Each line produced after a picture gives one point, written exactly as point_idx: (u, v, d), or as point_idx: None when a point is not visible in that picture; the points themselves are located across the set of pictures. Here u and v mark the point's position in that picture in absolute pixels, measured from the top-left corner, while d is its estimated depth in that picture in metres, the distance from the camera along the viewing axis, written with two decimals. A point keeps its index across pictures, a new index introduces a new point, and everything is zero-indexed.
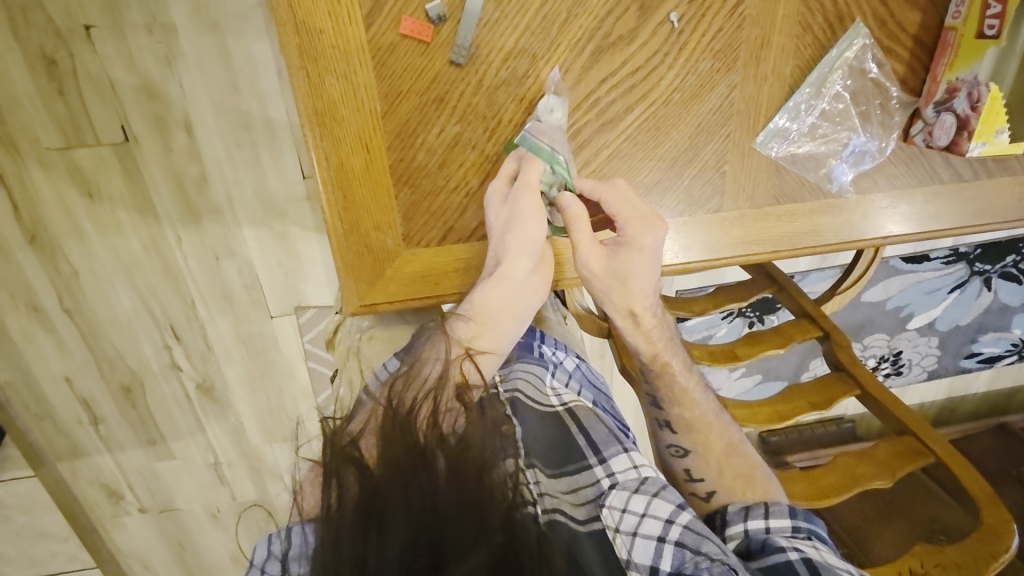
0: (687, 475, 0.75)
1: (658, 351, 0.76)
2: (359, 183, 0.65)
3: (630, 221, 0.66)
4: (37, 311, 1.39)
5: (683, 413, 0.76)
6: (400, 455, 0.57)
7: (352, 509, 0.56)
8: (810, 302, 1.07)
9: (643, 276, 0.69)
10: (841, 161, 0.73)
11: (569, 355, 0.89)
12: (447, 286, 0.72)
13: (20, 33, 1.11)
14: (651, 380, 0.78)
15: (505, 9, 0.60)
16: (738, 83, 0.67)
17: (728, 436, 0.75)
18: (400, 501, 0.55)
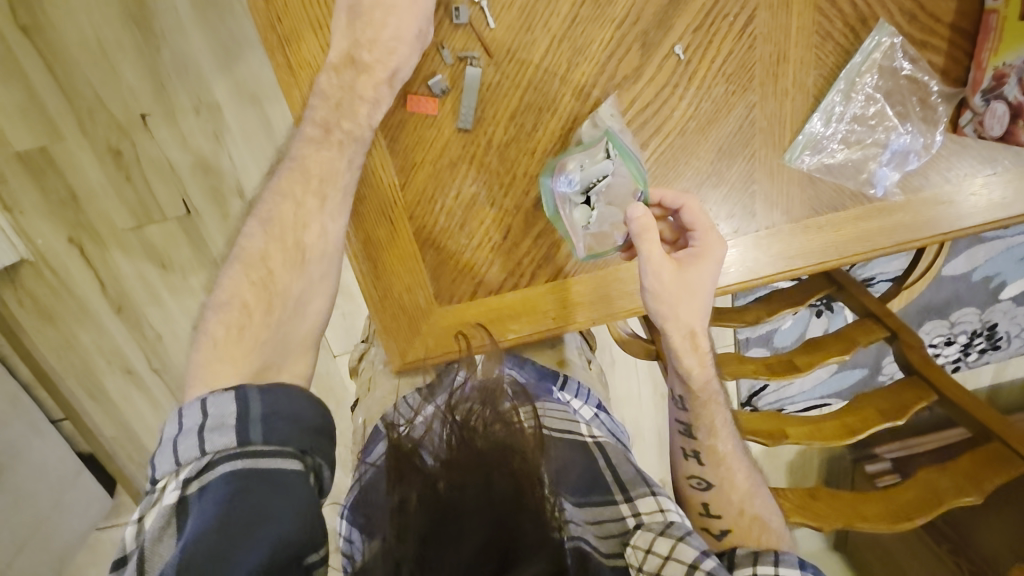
0: (704, 510, 0.72)
1: (707, 384, 0.70)
2: (387, 250, 0.67)
3: (704, 232, 0.65)
4: (131, 373, 1.49)
5: (713, 447, 0.72)
6: (468, 461, 0.57)
7: (417, 514, 0.54)
8: (873, 300, 0.99)
9: (706, 293, 0.66)
10: (882, 164, 0.69)
11: (587, 404, 0.80)
12: (483, 337, 0.72)
13: (88, 131, 1.23)
14: (688, 411, 0.72)
15: (505, 69, 0.60)
16: (756, 102, 0.65)
17: (755, 480, 0.71)
18: (467, 503, 0.54)
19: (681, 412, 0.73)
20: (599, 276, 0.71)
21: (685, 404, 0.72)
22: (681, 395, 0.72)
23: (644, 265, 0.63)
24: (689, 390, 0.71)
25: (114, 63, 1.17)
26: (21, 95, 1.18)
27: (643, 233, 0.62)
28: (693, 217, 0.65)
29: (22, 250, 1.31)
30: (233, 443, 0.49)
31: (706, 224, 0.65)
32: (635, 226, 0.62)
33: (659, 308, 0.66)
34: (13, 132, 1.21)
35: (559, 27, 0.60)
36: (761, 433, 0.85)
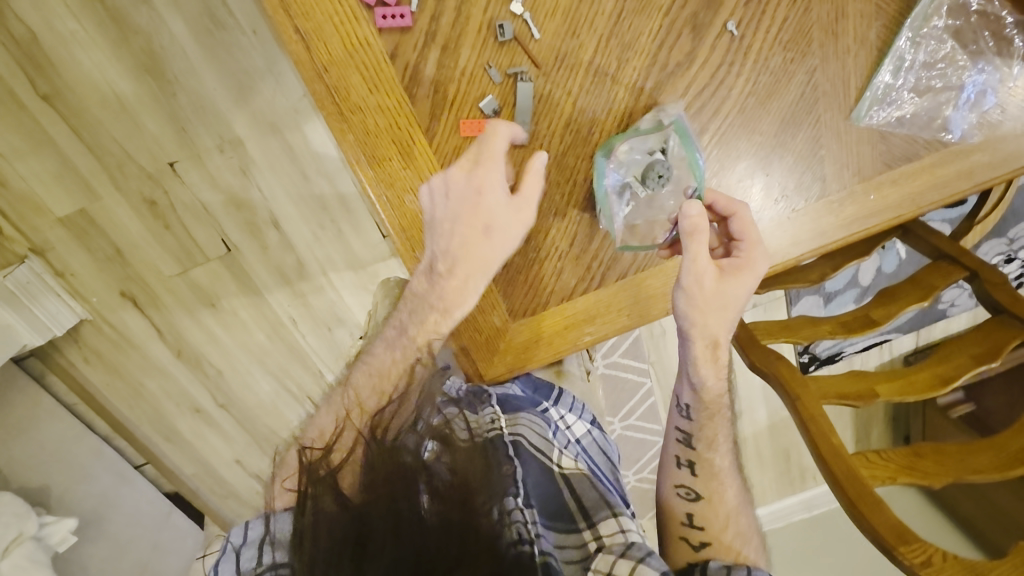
0: (687, 520, 0.76)
1: (718, 395, 0.75)
2: None
3: (750, 244, 0.65)
4: (200, 411, 1.50)
5: (711, 460, 0.77)
6: (381, 476, 0.57)
7: (326, 538, 0.54)
8: (946, 240, 0.95)
9: (740, 307, 0.65)
10: (957, 108, 0.66)
11: (580, 420, 0.90)
12: (562, 343, 0.71)
13: (122, 186, 1.23)
14: (692, 420, 0.77)
15: (555, 79, 0.60)
16: (817, 66, 0.63)
17: (740, 498, 0.77)
18: (376, 520, 0.54)
19: (683, 420, 0.78)
20: (645, 278, 0.69)
21: (692, 412, 0.77)
22: (688, 404, 0.76)
23: (687, 268, 0.62)
24: (700, 401, 0.76)
25: (136, 116, 1.18)
26: (53, 161, 1.19)
27: (693, 234, 0.61)
28: (743, 227, 0.65)
29: (80, 311, 1.32)
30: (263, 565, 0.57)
31: (755, 236, 0.64)
32: (687, 224, 0.61)
33: (690, 313, 0.64)
34: (51, 198, 1.21)
35: (606, 25, 0.59)
36: (851, 395, 0.83)
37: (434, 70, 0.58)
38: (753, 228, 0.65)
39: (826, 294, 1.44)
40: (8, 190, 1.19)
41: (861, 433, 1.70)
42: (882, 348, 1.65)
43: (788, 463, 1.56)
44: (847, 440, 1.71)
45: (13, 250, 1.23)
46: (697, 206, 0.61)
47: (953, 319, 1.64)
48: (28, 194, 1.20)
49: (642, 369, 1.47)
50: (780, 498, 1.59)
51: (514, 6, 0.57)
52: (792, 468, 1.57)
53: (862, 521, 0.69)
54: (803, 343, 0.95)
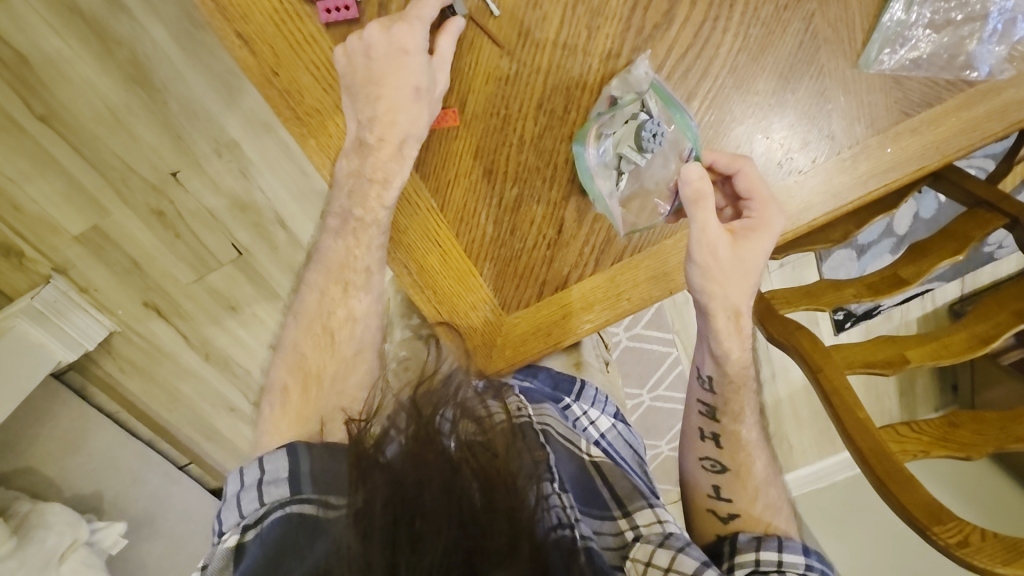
0: (713, 492, 0.74)
1: (743, 368, 0.69)
2: (442, 275, 0.62)
3: (761, 202, 0.59)
4: (234, 410, 1.49)
5: (737, 433, 0.73)
6: (431, 452, 0.52)
7: (382, 515, 0.47)
8: (980, 183, 0.88)
9: (758, 272, 0.61)
10: (983, 41, 0.59)
11: (605, 413, 0.87)
12: (561, 334, 0.65)
13: (128, 199, 1.23)
14: (716, 394, 0.72)
15: (520, 57, 0.55)
16: (816, 9, 0.56)
17: (770, 470, 0.74)
18: (433, 501, 0.48)
19: (707, 394, 0.72)
20: (646, 256, 0.63)
21: (715, 385, 0.71)
22: (711, 376, 0.71)
23: (697, 240, 0.57)
24: (723, 373, 0.70)
25: (131, 128, 1.17)
26: (61, 182, 1.18)
27: (698, 202, 0.55)
28: (749, 184, 0.59)
29: (108, 323, 1.32)
30: (286, 493, 0.56)
31: (764, 193, 0.59)
32: (689, 192, 0.54)
33: (706, 286, 0.60)
34: (63, 218, 1.21)
35: None
36: (880, 361, 0.77)
37: None
38: (761, 183, 0.59)
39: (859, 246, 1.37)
40: (23, 213, 1.19)
41: (905, 386, 1.64)
42: (924, 297, 1.56)
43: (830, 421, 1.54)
44: (891, 395, 1.64)
45: (36, 272, 1.23)
46: (697, 170, 0.54)
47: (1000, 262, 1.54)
48: (42, 217, 1.20)
49: (665, 340, 1.43)
50: (822, 457, 1.53)
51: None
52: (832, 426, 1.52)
53: (890, 499, 0.65)
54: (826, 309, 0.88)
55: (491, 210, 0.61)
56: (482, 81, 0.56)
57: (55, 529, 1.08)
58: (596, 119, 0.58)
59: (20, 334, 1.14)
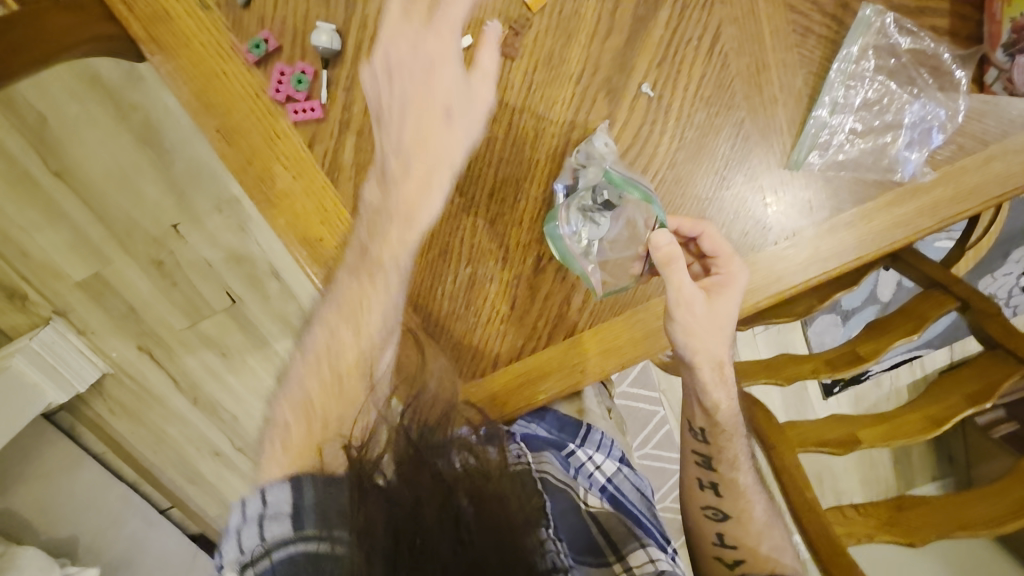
0: (716, 540, 0.75)
1: (733, 416, 0.73)
2: (402, 345, 0.63)
3: (726, 259, 0.60)
4: (219, 454, 1.50)
5: (734, 481, 0.75)
6: (423, 476, 0.51)
7: (383, 539, 0.47)
8: (935, 266, 0.91)
9: (732, 322, 0.63)
10: (902, 147, 0.60)
11: (611, 458, 0.89)
12: (517, 403, 0.65)
13: (130, 249, 1.29)
14: (709, 444, 0.74)
15: (473, 153, 0.59)
16: (745, 117, 0.59)
17: (771, 513, 0.75)
18: (432, 524, 0.48)
19: (700, 445, 0.75)
20: (623, 320, 0.64)
21: (707, 436, 0.74)
22: (703, 428, 0.74)
23: (674, 300, 0.59)
24: (712, 422, 0.73)
25: (137, 185, 1.25)
26: (68, 232, 1.25)
27: (669, 264, 0.57)
28: (714, 245, 0.60)
29: (102, 365, 1.36)
30: (289, 530, 0.49)
31: (729, 251, 0.60)
32: (658, 257, 0.57)
33: (688, 342, 0.62)
34: (69, 265, 1.28)
35: (517, 98, 0.57)
36: (832, 441, 0.79)
37: (353, 155, 0.57)
38: (725, 242, 0.61)
39: (844, 311, 1.42)
40: (30, 259, 1.26)
41: (897, 453, 1.61)
42: (913, 364, 1.59)
43: (820, 484, 1.57)
44: (884, 463, 1.62)
45: (37, 313, 1.29)
46: (666, 236, 0.57)
47: None
48: (47, 263, 1.27)
49: (653, 398, 1.45)
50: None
51: (322, 25, 0.52)
52: (824, 491, 1.57)
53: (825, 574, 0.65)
54: (785, 383, 0.90)
55: (450, 283, 0.64)
56: None
57: (26, 572, 1.09)
58: (560, 190, 0.60)
59: (16, 373, 1.19)
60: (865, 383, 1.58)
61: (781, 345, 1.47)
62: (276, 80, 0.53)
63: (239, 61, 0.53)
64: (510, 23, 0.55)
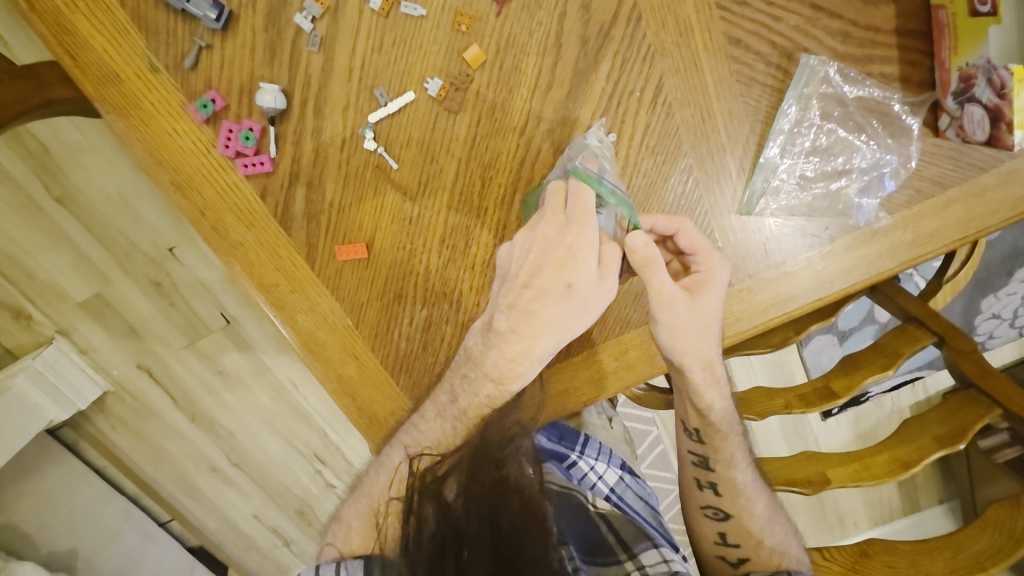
0: (720, 540, 0.76)
1: (726, 416, 0.73)
2: (363, 384, 0.63)
3: (705, 255, 0.58)
4: (217, 470, 1.46)
5: (733, 480, 0.75)
6: (480, 486, 0.57)
7: (428, 543, 0.57)
8: (912, 300, 0.90)
9: (717, 322, 0.60)
10: (856, 195, 0.59)
11: (611, 465, 0.87)
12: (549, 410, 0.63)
13: (129, 270, 1.30)
14: (705, 443, 0.74)
15: (422, 202, 0.59)
16: (694, 164, 0.58)
17: (772, 509, 0.75)
18: (475, 531, 0.56)
19: (695, 444, 0.75)
20: (638, 333, 0.64)
21: (702, 435, 0.74)
22: (697, 428, 0.74)
23: (653, 303, 0.57)
24: (707, 422, 0.73)
25: (137, 208, 1.27)
26: (70, 254, 1.27)
27: (648, 266, 0.55)
28: (692, 242, 0.58)
29: (103, 382, 1.36)
30: None
31: (707, 246, 0.58)
32: (636, 259, 0.55)
33: (674, 346, 0.59)
34: (71, 285, 1.29)
35: (463, 149, 0.58)
36: (800, 480, 0.78)
37: (305, 206, 0.58)
38: (703, 238, 0.58)
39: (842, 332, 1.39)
40: (35, 280, 1.27)
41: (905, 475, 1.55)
42: (915, 385, 1.55)
43: (822, 506, 1.54)
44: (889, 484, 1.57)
45: (41, 332, 1.30)
46: (642, 237, 0.55)
47: (997, 351, 1.48)
48: (51, 284, 1.28)
49: (646, 417, 1.43)
50: (819, 544, 1.54)
51: (265, 85, 0.53)
52: (828, 512, 1.55)
53: None
54: (757, 417, 0.89)
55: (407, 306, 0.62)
56: (387, 221, 0.60)
57: None
58: (559, 170, 0.56)
59: (19, 394, 1.19)
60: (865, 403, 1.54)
61: (779, 370, 1.46)
62: (225, 137, 0.55)
63: (188, 121, 0.54)
64: (450, 78, 0.55)
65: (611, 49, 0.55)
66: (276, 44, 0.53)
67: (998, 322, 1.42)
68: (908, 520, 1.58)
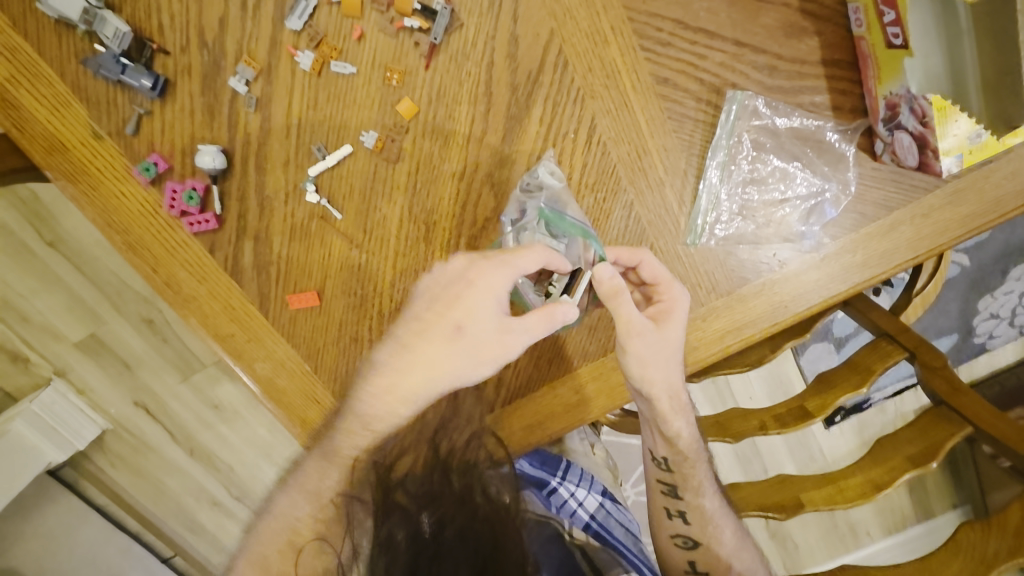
0: (689, 568, 0.75)
1: (693, 442, 0.72)
2: None
3: (666, 286, 0.58)
4: (218, 504, 1.45)
5: (701, 507, 0.73)
6: (445, 497, 0.61)
7: (404, 551, 0.58)
8: (887, 313, 0.89)
9: (679, 351, 0.60)
10: (797, 222, 0.60)
11: (593, 491, 0.80)
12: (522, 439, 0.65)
13: (120, 310, 1.33)
14: (673, 471, 0.73)
15: (368, 249, 0.60)
16: (634, 199, 0.59)
17: (740, 537, 0.73)
18: (451, 541, 0.58)
19: (663, 472, 0.73)
20: (599, 366, 0.64)
21: (669, 463, 0.72)
22: (665, 456, 0.72)
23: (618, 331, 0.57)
24: (675, 450, 0.71)
25: None
26: (64, 296, 1.30)
27: (614, 298, 0.55)
28: (653, 273, 0.58)
29: (100, 422, 1.37)
30: None
31: (668, 277, 0.58)
32: (603, 291, 0.55)
33: (639, 375, 0.60)
34: (66, 326, 1.32)
35: (405, 197, 0.59)
36: (774, 504, 0.77)
37: (254, 257, 0.60)
38: (664, 269, 0.59)
39: (836, 339, 1.38)
40: (30, 323, 1.30)
41: (914, 482, 1.51)
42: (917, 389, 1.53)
43: (833, 518, 1.51)
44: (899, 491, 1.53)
45: (39, 374, 1.32)
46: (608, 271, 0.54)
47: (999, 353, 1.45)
48: (47, 325, 1.31)
49: None
50: (832, 557, 1.52)
51: (206, 146, 0.55)
52: (839, 523, 1.51)
53: None
54: (734, 440, 0.88)
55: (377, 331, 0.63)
56: (336, 269, 0.61)
57: None
58: (508, 225, 0.58)
59: (15, 437, 1.21)
60: (867, 411, 1.52)
61: (776, 382, 1.43)
62: (170, 198, 0.56)
63: (136, 183, 0.56)
64: (386, 129, 0.56)
65: (542, 94, 0.56)
66: (214, 106, 0.55)
67: (997, 323, 1.37)
68: (924, 527, 1.52)
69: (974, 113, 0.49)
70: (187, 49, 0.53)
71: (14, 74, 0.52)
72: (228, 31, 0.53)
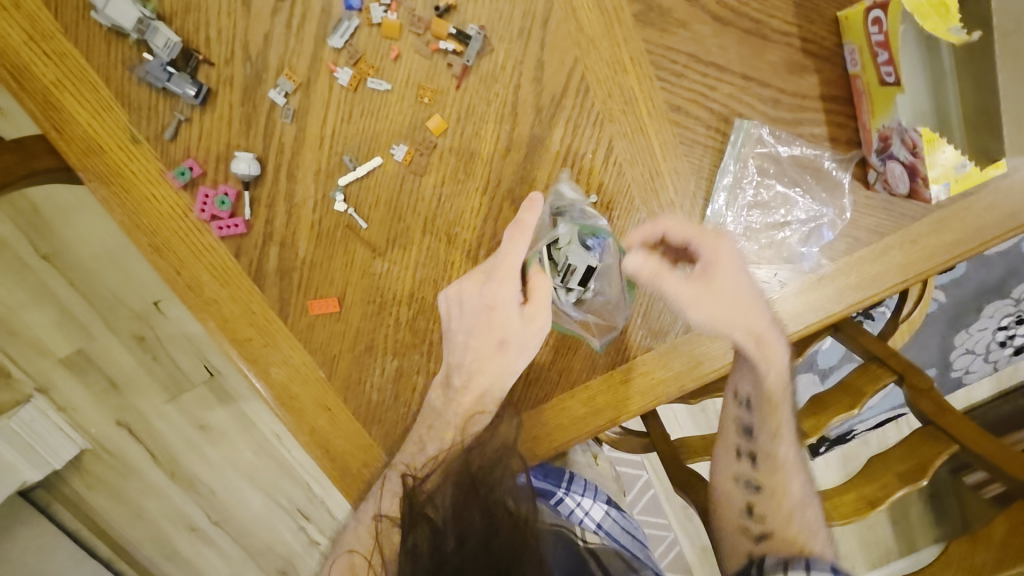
0: (749, 526, 0.69)
1: (783, 385, 0.66)
2: (334, 434, 0.65)
3: (700, 237, 0.60)
4: (196, 529, 1.43)
5: (775, 452, 0.68)
6: (472, 509, 0.56)
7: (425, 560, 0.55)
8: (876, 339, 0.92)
9: (746, 297, 0.61)
10: (796, 244, 0.64)
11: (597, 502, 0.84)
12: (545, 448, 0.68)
13: (112, 324, 1.30)
14: (754, 411, 0.68)
15: (390, 258, 0.62)
16: (646, 218, 0.63)
17: (807, 491, 0.68)
18: (472, 555, 0.53)
19: (744, 411, 0.69)
20: (615, 376, 0.66)
21: (752, 404, 0.68)
22: (749, 394, 0.67)
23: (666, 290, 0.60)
24: (763, 391, 0.66)
25: (123, 264, 1.27)
26: (54, 310, 1.27)
27: (658, 274, 0.60)
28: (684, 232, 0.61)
29: (80, 440, 1.33)
30: None
31: (699, 232, 0.61)
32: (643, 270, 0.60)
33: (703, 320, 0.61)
34: (53, 341, 1.28)
35: (428, 209, 0.61)
36: None
37: (277, 263, 0.62)
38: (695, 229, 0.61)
39: (821, 370, 1.42)
40: (17, 336, 1.27)
41: (897, 513, 1.54)
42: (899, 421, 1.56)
43: None
44: (882, 523, 1.55)
45: (21, 391, 1.28)
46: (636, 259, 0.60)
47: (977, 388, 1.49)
48: (37, 340, 1.27)
49: (637, 460, 1.41)
50: None
51: (242, 153, 0.57)
52: None
53: None
54: None
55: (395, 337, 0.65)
56: (357, 276, 0.63)
57: None
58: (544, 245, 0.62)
59: None
60: (852, 442, 1.55)
61: None
62: (201, 202, 0.58)
63: (168, 187, 0.58)
64: (416, 143, 0.59)
65: (564, 116, 0.60)
66: (251, 116, 0.57)
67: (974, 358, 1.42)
68: (908, 561, 1.53)
69: (957, 146, 0.55)
70: (231, 61, 0.56)
71: (59, 79, 0.54)
72: (271, 46, 0.56)
